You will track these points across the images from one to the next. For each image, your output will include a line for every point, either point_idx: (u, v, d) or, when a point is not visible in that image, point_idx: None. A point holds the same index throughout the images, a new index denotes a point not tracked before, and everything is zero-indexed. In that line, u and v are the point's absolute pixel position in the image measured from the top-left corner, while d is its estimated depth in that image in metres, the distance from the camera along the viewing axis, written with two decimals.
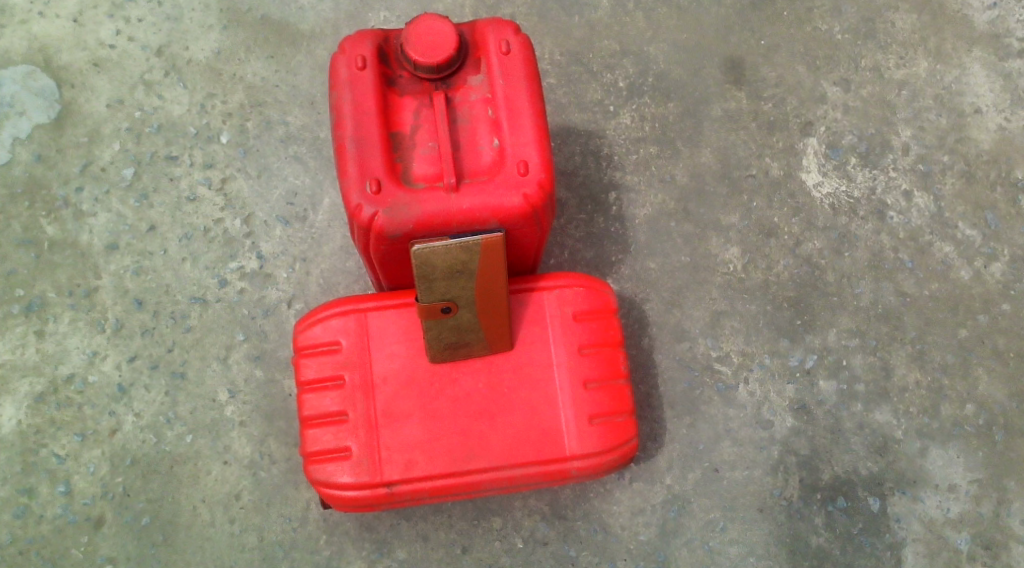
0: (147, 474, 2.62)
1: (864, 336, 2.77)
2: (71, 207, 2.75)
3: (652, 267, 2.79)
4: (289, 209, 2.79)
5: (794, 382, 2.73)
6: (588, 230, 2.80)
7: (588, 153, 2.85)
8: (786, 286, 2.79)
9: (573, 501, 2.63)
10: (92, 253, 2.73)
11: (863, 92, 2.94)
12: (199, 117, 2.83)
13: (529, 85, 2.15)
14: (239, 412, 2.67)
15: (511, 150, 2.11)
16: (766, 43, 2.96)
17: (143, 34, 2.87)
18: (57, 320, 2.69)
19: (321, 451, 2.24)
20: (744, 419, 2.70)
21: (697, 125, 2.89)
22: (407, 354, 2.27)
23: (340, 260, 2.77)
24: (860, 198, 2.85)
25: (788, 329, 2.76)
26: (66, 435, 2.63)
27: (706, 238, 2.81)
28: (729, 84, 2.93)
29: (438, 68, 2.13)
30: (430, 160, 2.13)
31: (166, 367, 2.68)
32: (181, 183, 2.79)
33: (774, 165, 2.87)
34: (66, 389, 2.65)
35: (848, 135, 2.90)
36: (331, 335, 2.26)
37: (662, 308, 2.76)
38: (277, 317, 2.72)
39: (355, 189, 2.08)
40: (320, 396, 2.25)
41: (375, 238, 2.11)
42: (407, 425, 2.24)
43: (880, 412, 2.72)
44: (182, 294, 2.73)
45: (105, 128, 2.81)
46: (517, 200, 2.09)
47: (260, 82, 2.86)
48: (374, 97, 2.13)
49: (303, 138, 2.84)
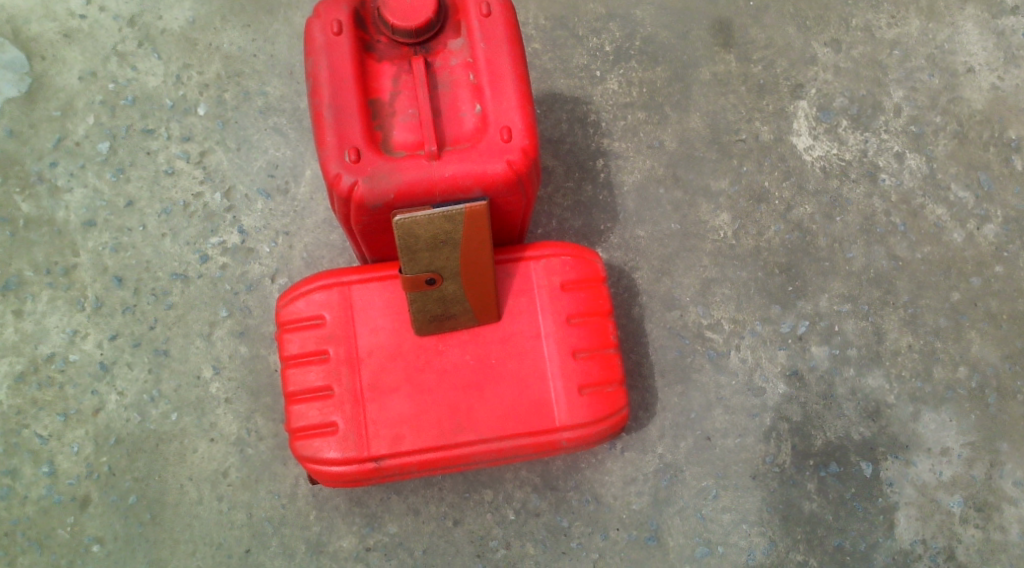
0: (132, 453, 2.58)
1: (856, 301, 2.73)
2: (46, 183, 2.70)
3: (641, 235, 2.75)
4: (271, 181, 2.74)
5: (786, 348, 2.69)
6: (576, 199, 2.76)
7: (574, 119, 2.80)
8: (777, 251, 2.75)
9: (564, 472, 2.61)
10: (69, 230, 2.68)
11: (854, 53, 2.89)
12: (175, 89, 2.77)
13: (510, 48, 2.08)
14: (224, 389, 2.63)
15: (494, 115, 2.06)
16: (754, 4, 2.91)
17: (115, 3, 2.80)
18: (35, 299, 2.64)
19: (307, 427, 2.18)
20: (735, 387, 2.67)
21: (685, 90, 2.84)
22: (392, 327, 2.21)
23: (325, 233, 2.73)
24: (851, 161, 2.81)
25: (779, 295, 2.73)
26: (48, 415, 2.59)
27: (696, 204, 2.78)
28: (718, 47, 2.88)
29: (416, 32, 2.07)
30: (410, 127, 2.08)
31: (149, 345, 2.64)
32: (159, 157, 2.73)
33: (764, 129, 2.83)
34: (47, 368, 2.61)
35: (839, 97, 2.86)
36: (313, 309, 2.20)
37: (652, 276, 2.73)
38: (260, 292, 2.68)
39: (334, 158, 2.02)
40: (305, 372, 2.20)
41: (356, 209, 2.05)
42: (394, 399, 2.19)
43: (872, 377, 2.69)
44: (164, 271, 2.68)
45: (79, 101, 2.74)
46: (500, 167, 2.03)
47: (238, 51, 2.80)
48: (351, 63, 2.07)
49: (284, 108, 2.78)
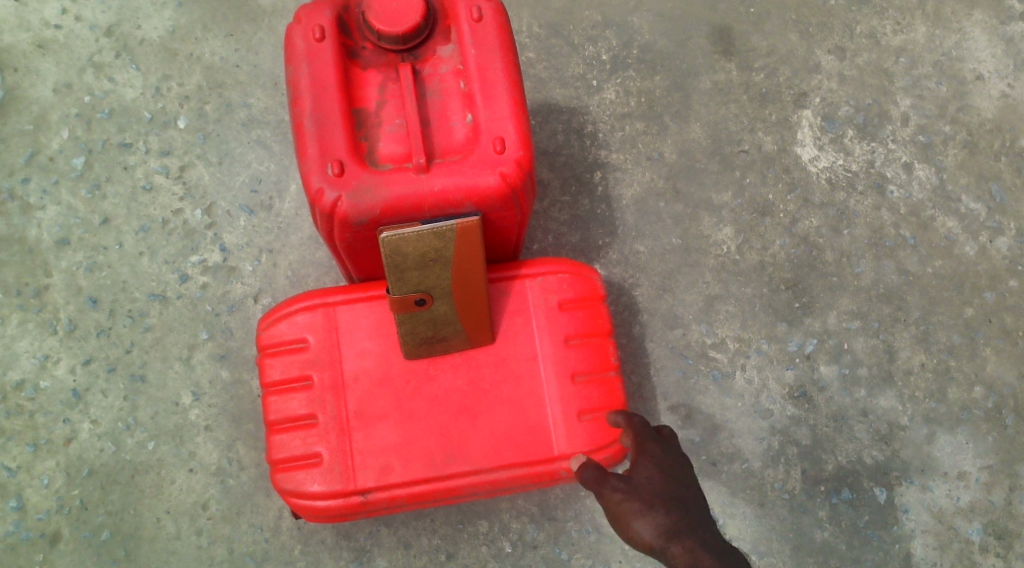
0: (107, 485, 2.45)
1: (866, 318, 2.62)
2: (18, 201, 2.57)
3: (641, 250, 2.63)
4: (254, 197, 2.62)
5: (793, 368, 2.58)
6: (573, 213, 2.64)
7: (570, 130, 2.69)
8: (783, 267, 2.64)
9: (563, 501, 2.48)
10: (41, 249, 2.55)
11: (859, 61, 2.79)
12: (153, 101, 2.65)
13: (503, 54, 1.97)
14: (204, 416, 2.49)
15: (486, 125, 1.94)
16: (755, 11, 2.80)
17: (92, 12, 2.68)
18: (5, 322, 2.51)
19: (289, 458, 2.05)
20: (741, 409, 2.55)
21: (685, 99, 2.73)
22: (379, 350, 2.08)
23: (310, 251, 2.60)
24: (858, 172, 2.70)
25: (786, 312, 2.61)
26: (17, 446, 2.45)
27: (697, 218, 2.66)
28: (718, 55, 2.77)
29: (403, 37, 1.95)
30: (397, 138, 1.96)
31: (125, 370, 2.51)
32: (136, 172, 2.61)
33: (767, 140, 2.72)
34: (16, 396, 2.47)
35: (845, 106, 2.75)
36: (296, 332, 2.07)
37: (653, 293, 2.61)
38: (242, 313, 2.55)
39: (316, 172, 1.90)
40: (286, 399, 2.06)
41: (340, 225, 1.93)
42: (382, 427, 2.06)
43: (885, 398, 2.57)
44: (141, 291, 2.55)
45: (53, 114, 2.62)
46: (493, 180, 1.91)
47: (219, 62, 2.68)
48: (334, 70, 1.95)
49: (267, 120, 2.66)
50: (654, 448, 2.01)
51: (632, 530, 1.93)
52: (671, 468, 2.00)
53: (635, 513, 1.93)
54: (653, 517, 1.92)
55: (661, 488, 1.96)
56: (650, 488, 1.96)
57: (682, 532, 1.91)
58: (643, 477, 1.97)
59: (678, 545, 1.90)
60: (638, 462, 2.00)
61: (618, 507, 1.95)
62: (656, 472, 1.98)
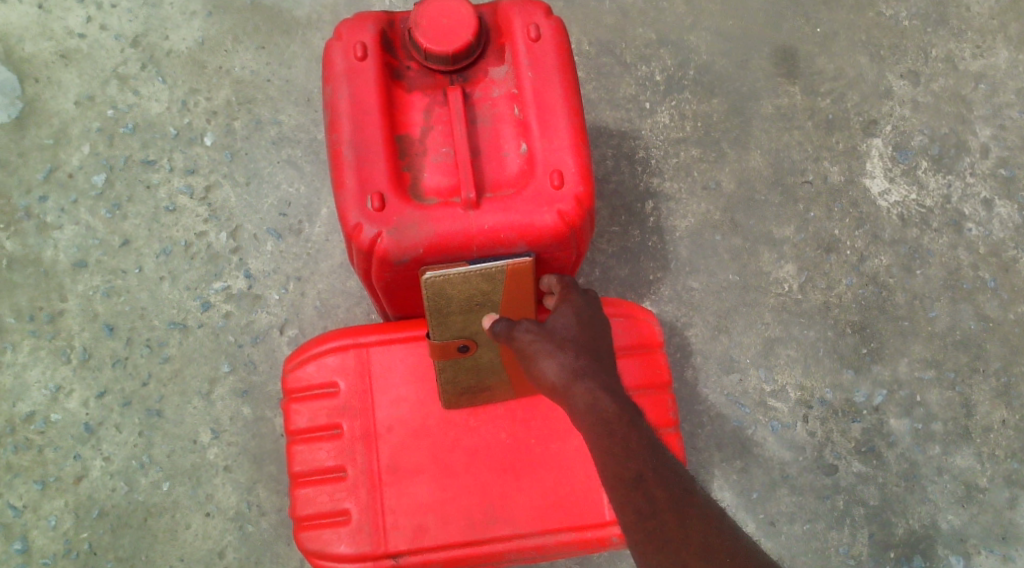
0: (117, 528, 2.30)
1: (941, 367, 2.43)
2: (34, 220, 2.42)
3: (695, 287, 2.44)
4: (282, 220, 2.45)
5: (861, 421, 2.39)
6: (623, 245, 2.45)
7: (621, 155, 2.49)
8: (849, 309, 2.45)
9: (607, 562, 2.28)
10: (57, 272, 2.40)
11: (935, 87, 2.58)
12: (179, 116, 2.49)
13: (562, 77, 1.79)
14: (223, 455, 2.34)
15: (543, 156, 1.76)
16: (823, 31, 2.61)
17: (118, 21, 2.52)
18: (16, 349, 2.36)
19: (314, 515, 1.89)
20: (803, 464, 2.36)
21: (745, 124, 2.54)
22: (416, 397, 1.92)
23: (341, 280, 2.44)
24: (933, 208, 2.50)
25: (853, 359, 2.42)
26: (24, 483, 2.31)
27: (757, 253, 2.46)
28: (782, 78, 2.57)
29: (453, 58, 1.78)
30: (444, 169, 1.79)
31: (141, 404, 2.35)
32: (159, 192, 2.45)
33: (834, 170, 2.52)
34: (25, 429, 2.33)
35: (919, 135, 2.55)
36: (326, 376, 1.91)
37: (708, 334, 2.42)
38: (267, 345, 2.39)
39: (353, 205, 1.73)
40: (313, 450, 1.90)
41: (378, 264, 1.76)
42: (417, 484, 1.90)
43: (962, 456, 2.39)
44: (160, 319, 2.39)
45: (73, 128, 2.47)
46: (550, 218, 1.74)
47: (250, 75, 2.52)
48: (376, 92, 1.78)
49: (298, 139, 2.50)
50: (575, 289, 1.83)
51: (538, 370, 1.75)
52: (591, 313, 1.82)
53: (545, 352, 1.75)
54: (560, 358, 1.74)
55: (577, 334, 1.78)
56: (565, 332, 1.78)
57: (590, 385, 1.73)
58: (558, 316, 1.79)
59: (582, 388, 1.73)
60: (558, 309, 1.81)
61: (529, 347, 1.76)
62: (573, 318, 1.79)
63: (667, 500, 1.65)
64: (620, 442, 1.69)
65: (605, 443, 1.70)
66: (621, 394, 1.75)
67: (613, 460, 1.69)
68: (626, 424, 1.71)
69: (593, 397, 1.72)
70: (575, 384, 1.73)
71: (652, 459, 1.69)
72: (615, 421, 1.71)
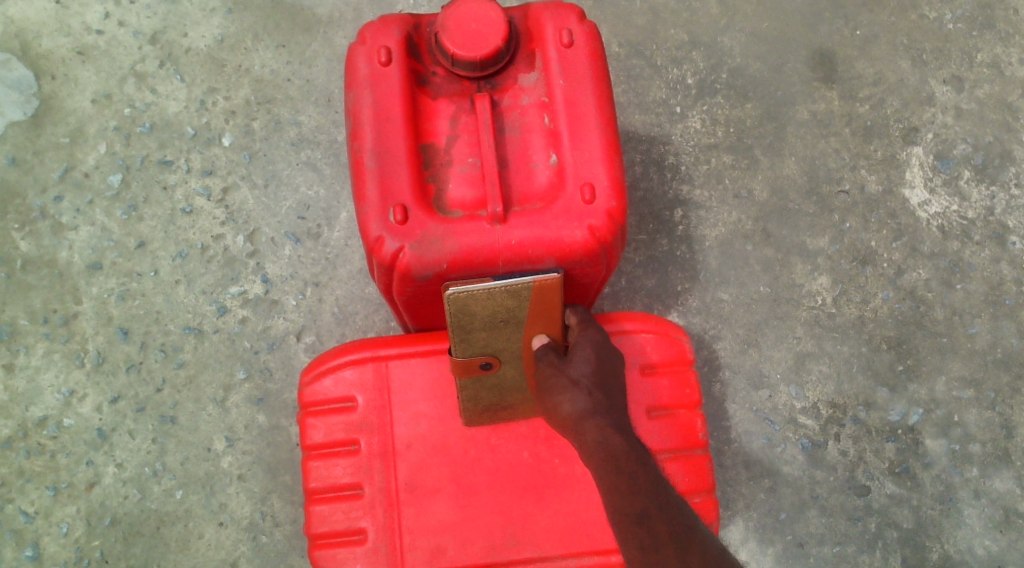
0: (129, 536, 2.26)
1: (980, 387, 2.34)
2: (49, 220, 2.37)
3: (725, 298, 2.36)
4: (301, 224, 2.39)
5: (895, 440, 2.30)
6: (650, 254, 2.37)
7: (650, 161, 2.41)
8: (884, 324, 2.36)
9: None
10: (72, 274, 2.35)
11: (979, 93, 2.48)
12: (197, 115, 2.43)
13: (596, 86, 1.72)
14: (237, 464, 2.29)
15: (574, 169, 1.70)
16: (862, 34, 2.51)
17: (136, 17, 2.46)
18: (29, 352, 2.32)
19: (329, 534, 1.84)
20: (834, 484, 2.28)
21: (780, 130, 2.45)
22: (436, 414, 1.87)
23: (360, 286, 2.38)
24: (975, 220, 2.41)
25: (888, 376, 2.33)
26: (35, 489, 2.27)
27: (790, 265, 2.38)
28: (819, 82, 2.48)
29: (482, 63, 1.71)
30: (470, 180, 1.72)
31: (154, 410, 2.30)
32: (176, 193, 2.40)
33: (871, 179, 2.43)
34: (38, 434, 2.28)
35: (961, 143, 2.45)
36: (343, 390, 1.86)
37: (737, 348, 2.33)
38: (283, 352, 2.33)
39: (375, 217, 1.67)
40: (329, 466, 1.85)
41: (400, 278, 1.70)
42: (435, 503, 1.84)
43: (1001, 479, 2.30)
44: (175, 323, 2.34)
45: (90, 127, 2.41)
46: (580, 233, 1.68)
47: (269, 75, 2.45)
48: (401, 99, 1.71)
49: (318, 140, 2.44)
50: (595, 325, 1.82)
51: (551, 403, 1.75)
52: (610, 351, 1.80)
53: (559, 386, 1.75)
54: (575, 394, 1.74)
55: (595, 370, 1.77)
56: (584, 367, 1.76)
57: (600, 422, 1.72)
58: (576, 351, 1.78)
59: (592, 425, 1.72)
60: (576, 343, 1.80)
61: (547, 381, 1.76)
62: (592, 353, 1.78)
63: (668, 537, 1.63)
64: (627, 478, 1.68)
65: (609, 479, 1.69)
66: (631, 432, 1.75)
67: (614, 496, 1.68)
68: (632, 462, 1.70)
69: (603, 435, 1.72)
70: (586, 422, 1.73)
71: (655, 498, 1.67)
72: (623, 458, 1.70)
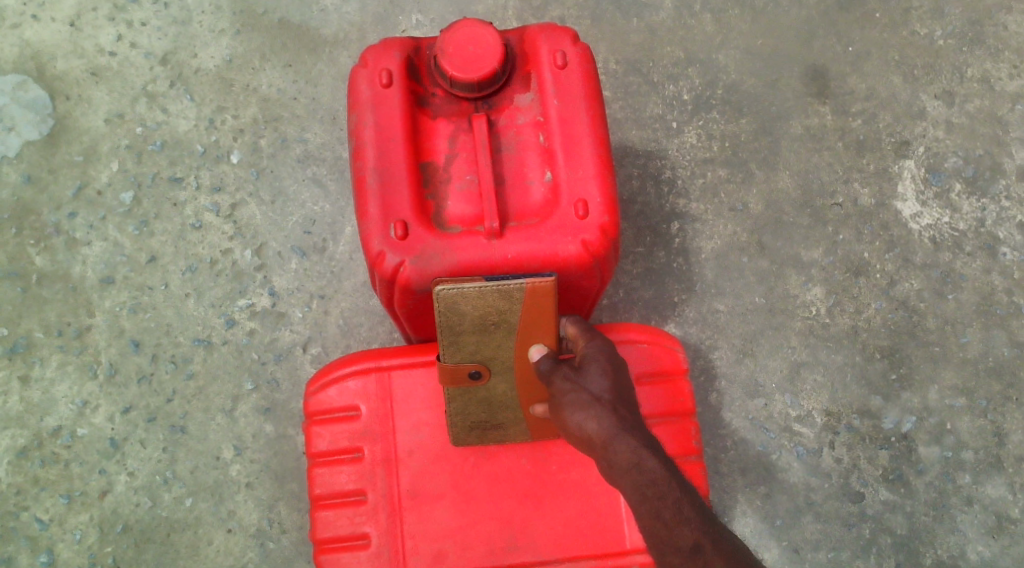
0: (141, 543, 2.32)
1: (972, 395, 2.38)
2: (64, 236, 2.44)
3: (721, 309, 2.41)
4: (307, 238, 2.46)
5: (889, 448, 2.35)
6: (647, 266, 2.42)
7: (647, 176, 2.47)
8: (878, 333, 2.40)
9: None
10: (85, 288, 2.42)
11: (970, 107, 2.53)
12: (207, 134, 2.50)
13: (589, 105, 1.79)
14: (245, 472, 2.35)
15: (568, 186, 1.76)
16: (855, 50, 2.56)
17: (147, 39, 2.54)
18: (44, 365, 2.39)
19: (334, 538, 1.90)
20: (829, 491, 2.32)
21: (774, 145, 2.50)
22: (437, 423, 1.92)
23: (364, 298, 2.44)
24: (966, 231, 2.46)
25: (881, 385, 2.38)
26: (50, 497, 2.33)
27: (784, 276, 2.43)
28: (812, 97, 2.53)
29: (479, 85, 1.78)
30: (468, 197, 1.79)
31: (165, 420, 2.37)
32: (185, 209, 2.47)
33: (864, 193, 2.48)
34: (52, 443, 2.35)
35: (953, 157, 2.50)
36: (347, 399, 1.92)
37: (733, 358, 2.38)
38: (290, 363, 2.40)
39: (377, 233, 1.74)
40: (334, 473, 1.91)
41: (400, 292, 1.77)
42: (437, 509, 1.90)
43: (993, 485, 2.34)
44: (185, 336, 2.41)
45: (103, 145, 2.49)
46: (574, 248, 1.74)
47: (276, 93, 2.53)
48: (401, 120, 1.78)
49: (324, 157, 2.51)
50: (602, 338, 1.79)
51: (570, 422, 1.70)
52: (623, 365, 1.77)
53: (579, 404, 1.70)
54: (599, 412, 1.69)
55: (613, 385, 1.72)
56: (602, 383, 1.72)
57: (631, 441, 1.67)
58: (592, 365, 1.74)
59: (623, 445, 1.67)
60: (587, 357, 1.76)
61: (565, 397, 1.72)
62: (608, 367, 1.74)
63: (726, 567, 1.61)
64: (672, 505, 1.66)
65: (654, 505, 1.66)
66: (661, 449, 1.71)
67: (663, 525, 1.66)
68: (673, 485, 1.67)
69: (637, 456, 1.67)
70: (616, 442, 1.67)
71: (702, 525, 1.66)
72: (664, 483, 1.66)
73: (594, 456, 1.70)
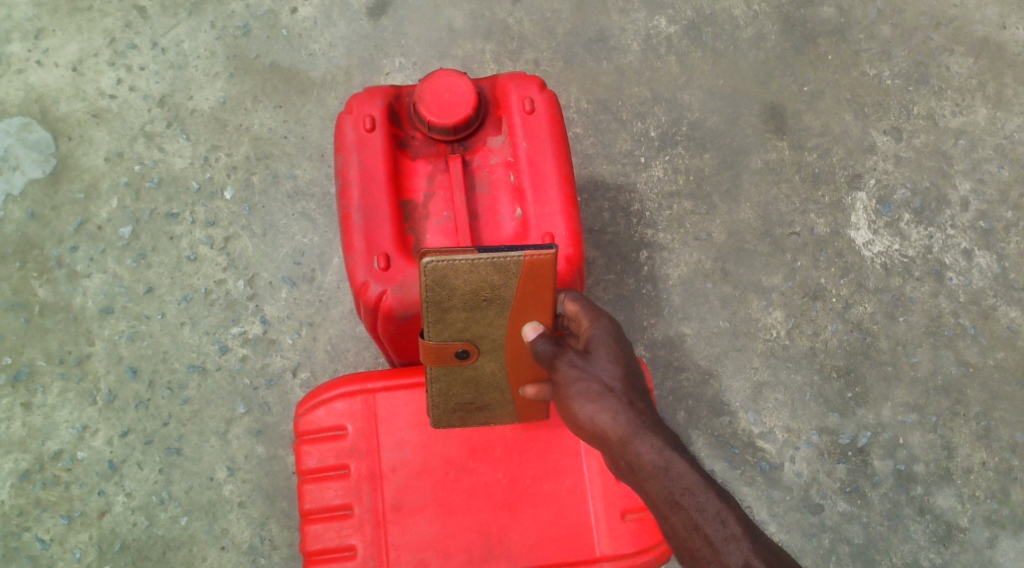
0: (138, 560, 2.43)
1: (923, 411, 2.54)
2: (65, 269, 2.58)
3: (687, 332, 2.56)
4: (297, 269, 2.61)
5: (846, 461, 2.50)
6: (618, 292, 2.57)
7: (617, 208, 2.63)
8: (834, 354, 2.56)
9: None
10: (86, 317, 2.55)
11: (916, 142, 2.71)
12: (202, 171, 2.65)
13: (555, 147, 1.96)
14: (238, 491, 2.47)
15: (536, 222, 1.93)
16: (809, 89, 2.75)
17: (146, 83, 2.70)
18: (46, 391, 2.51)
19: (322, 550, 2.02)
20: (790, 503, 2.46)
21: (735, 178, 2.67)
22: (419, 440, 2.06)
23: (350, 325, 2.58)
24: (915, 258, 2.62)
25: (838, 402, 2.53)
26: (51, 517, 2.45)
27: (746, 300, 2.59)
28: (770, 133, 2.71)
29: (455, 129, 1.94)
30: (445, 232, 1.94)
31: (161, 443, 2.49)
32: (181, 242, 2.61)
33: (820, 222, 2.64)
34: (53, 466, 2.47)
35: (901, 188, 2.68)
36: (335, 419, 2.06)
37: (699, 378, 2.53)
38: (280, 387, 2.53)
39: (361, 265, 1.89)
40: (322, 489, 2.04)
41: (383, 319, 1.92)
42: (418, 521, 2.03)
43: (943, 496, 2.49)
44: (180, 362, 2.54)
45: (103, 183, 2.63)
46: None
47: (268, 133, 2.68)
48: (383, 161, 1.93)
49: (312, 192, 2.66)
50: (607, 318, 1.86)
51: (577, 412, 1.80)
52: (628, 348, 1.84)
53: (585, 396, 1.79)
54: (610, 407, 1.78)
55: (617, 374, 1.80)
56: (607, 372, 1.80)
57: (644, 440, 1.76)
58: (598, 352, 1.82)
59: (638, 445, 1.75)
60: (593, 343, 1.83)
61: (571, 385, 1.80)
62: (614, 358, 1.81)
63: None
64: (714, 519, 1.70)
65: (692, 517, 1.71)
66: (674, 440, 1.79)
67: (707, 541, 1.70)
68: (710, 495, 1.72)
69: (655, 453, 1.75)
70: (635, 440, 1.75)
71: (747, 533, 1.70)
72: (698, 491, 1.72)
73: (602, 445, 1.80)
